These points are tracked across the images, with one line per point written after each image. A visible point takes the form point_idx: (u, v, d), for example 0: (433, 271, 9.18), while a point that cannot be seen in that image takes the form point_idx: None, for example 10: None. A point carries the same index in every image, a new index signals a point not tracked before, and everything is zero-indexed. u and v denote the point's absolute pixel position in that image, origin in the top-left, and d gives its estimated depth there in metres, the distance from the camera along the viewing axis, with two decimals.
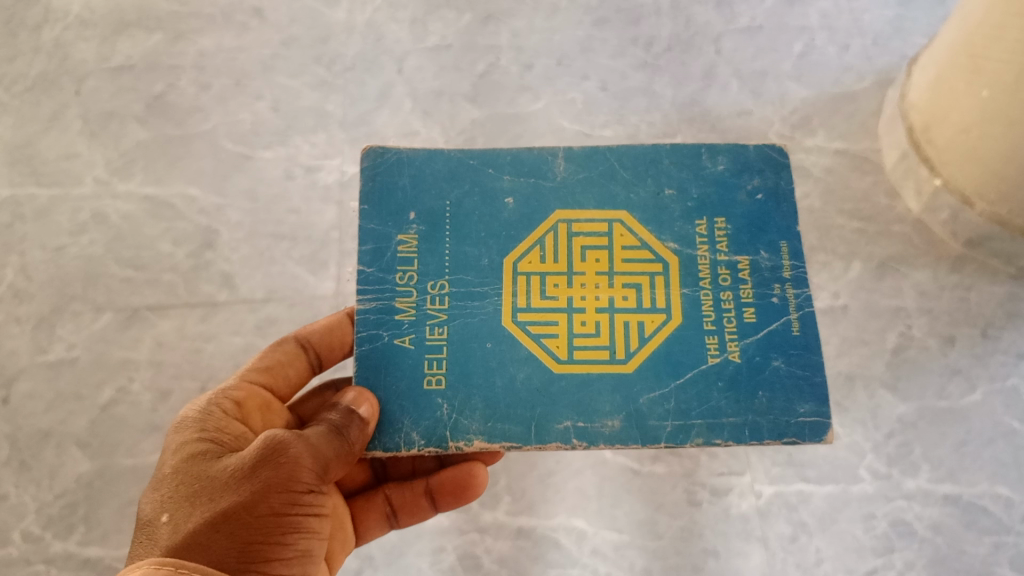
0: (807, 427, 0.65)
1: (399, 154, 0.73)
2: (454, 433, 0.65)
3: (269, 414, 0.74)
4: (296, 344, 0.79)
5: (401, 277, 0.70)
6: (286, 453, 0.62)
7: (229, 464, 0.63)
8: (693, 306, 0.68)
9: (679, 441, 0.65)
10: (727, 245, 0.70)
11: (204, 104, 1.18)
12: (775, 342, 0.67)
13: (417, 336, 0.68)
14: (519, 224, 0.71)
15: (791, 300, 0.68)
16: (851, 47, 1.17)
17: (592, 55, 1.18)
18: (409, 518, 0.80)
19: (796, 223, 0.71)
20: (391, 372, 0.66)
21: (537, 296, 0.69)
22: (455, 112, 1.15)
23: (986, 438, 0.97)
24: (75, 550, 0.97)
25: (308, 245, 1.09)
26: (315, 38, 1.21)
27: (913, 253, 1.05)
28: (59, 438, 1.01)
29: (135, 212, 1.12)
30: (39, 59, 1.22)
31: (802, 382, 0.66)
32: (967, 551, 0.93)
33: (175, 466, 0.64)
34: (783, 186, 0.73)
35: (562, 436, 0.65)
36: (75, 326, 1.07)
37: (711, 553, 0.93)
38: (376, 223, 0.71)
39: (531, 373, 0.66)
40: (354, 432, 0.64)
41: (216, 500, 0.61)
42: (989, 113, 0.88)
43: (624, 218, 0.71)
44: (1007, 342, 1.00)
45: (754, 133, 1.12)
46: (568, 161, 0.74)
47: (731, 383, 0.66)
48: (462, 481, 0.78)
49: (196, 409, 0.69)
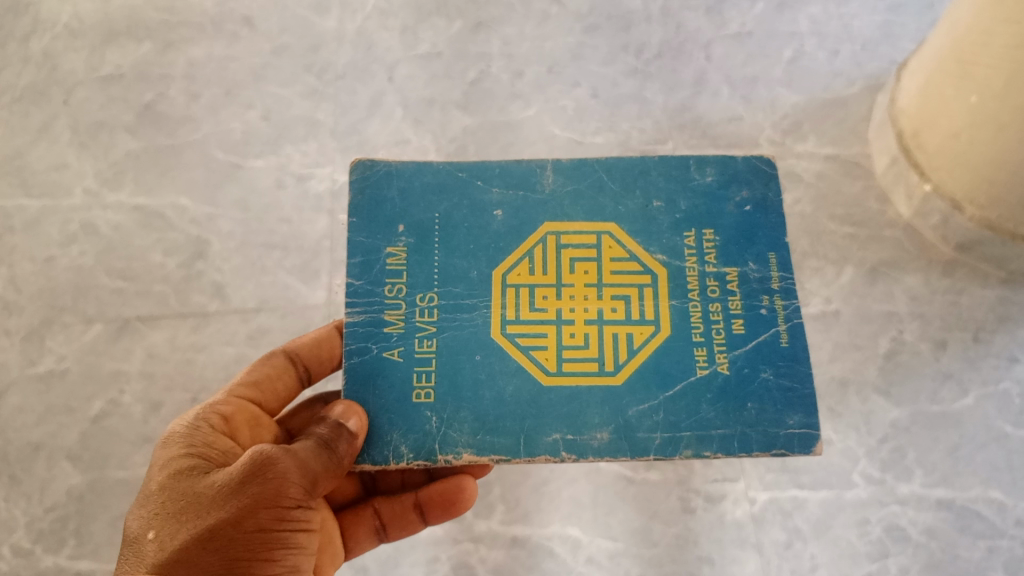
0: (795, 439, 0.65)
1: (388, 167, 0.73)
2: (443, 446, 0.65)
3: (257, 429, 0.73)
4: (285, 358, 0.79)
5: (390, 290, 0.69)
6: (273, 469, 0.61)
7: (217, 480, 0.62)
8: (681, 317, 0.68)
9: (667, 453, 0.64)
10: (715, 256, 0.70)
11: (195, 113, 1.18)
12: (763, 353, 0.67)
13: (405, 349, 0.67)
14: (508, 236, 0.71)
15: (779, 311, 0.68)
16: (841, 53, 1.17)
17: (582, 62, 1.18)
18: (398, 531, 0.80)
19: (784, 233, 0.71)
20: (380, 386, 0.66)
21: (526, 308, 0.69)
22: (446, 120, 1.15)
23: (979, 442, 0.97)
24: (66, 564, 0.96)
25: (300, 254, 1.09)
26: (306, 47, 1.21)
27: (904, 258, 1.05)
28: (49, 451, 1.01)
29: (126, 222, 1.11)
30: (28, 70, 1.22)
31: (791, 394, 0.66)
32: (962, 556, 0.93)
33: (162, 482, 0.64)
34: (771, 197, 0.73)
35: (550, 449, 0.64)
36: (66, 338, 1.06)
37: (706, 561, 0.93)
38: (365, 236, 0.71)
39: (520, 386, 0.66)
40: (343, 446, 0.63)
41: (203, 516, 0.60)
42: (979, 118, 0.88)
43: (613, 230, 0.71)
44: (999, 346, 1.01)
45: (746, 139, 1.13)
46: (556, 173, 0.73)
47: (719, 395, 0.66)
48: (450, 494, 0.78)
49: (184, 424, 0.68)
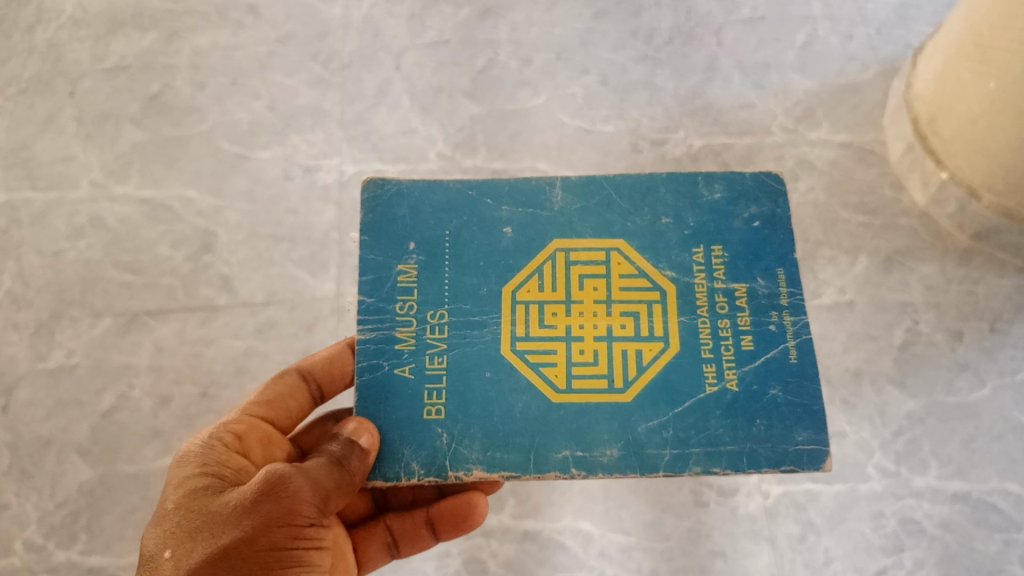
0: (805, 454, 0.64)
1: (398, 185, 0.72)
2: (453, 462, 0.64)
3: (270, 447, 0.72)
4: (297, 376, 0.78)
5: (401, 307, 0.68)
6: (286, 487, 0.61)
7: (231, 499, 0.62)
8: (691, 334, 0.67)
9: (677, 470, 0.63)
10: (724, 272, 0.69)
11: (201, 104, 1.17)
12: (772, 369, 0.66)
13: (416, 365, 0.67)
14: (517, 253, 0.70)
15: (788, 327, 0.67)
16: (856, 36, 1.15)
17: (592, 48, 1.17)
18: (409, 547, 0.79)
19: (793, 249, 0.70)
20: (391, 403, 0.65)
21: (535, 324, 0.68)
22: (454, 109, 1.14)
23: (995, 433, 0.96)
24: (78, 559, 0.96)
25: (308, 246, 1.08)
26: (311, 36, 1.19)
27: (920, 246, 1.04)
28: (60, 446, 1.01)
29: (133, 215, 1.11)
30: (33, 60, 1.21)
31: (800, 410, 0.65)
32: (978, 549, 0.92)
33: (177, 501, 0.64)
34: (780, 214, 0.71)
35: (560, 465, 0.64)
36: (74, 332, 1.05)
37: (719, 554, 0.93)
38: (376, 253, 0.70)
39: (530, 402, 0.65)
40: (355, 463, 0.62)
41: (217, 535, 0.61)
42: (998, 104, 0.86)
43: (621, 246, 0.70)
44: (1015, 336, 0.99)
45: (758, 126, 1.11)
46: (565, 191, 0.72)
47: (728, 411, 0.65)
48: (460, 510, 0.78)
49: (198, 442, 0.68)
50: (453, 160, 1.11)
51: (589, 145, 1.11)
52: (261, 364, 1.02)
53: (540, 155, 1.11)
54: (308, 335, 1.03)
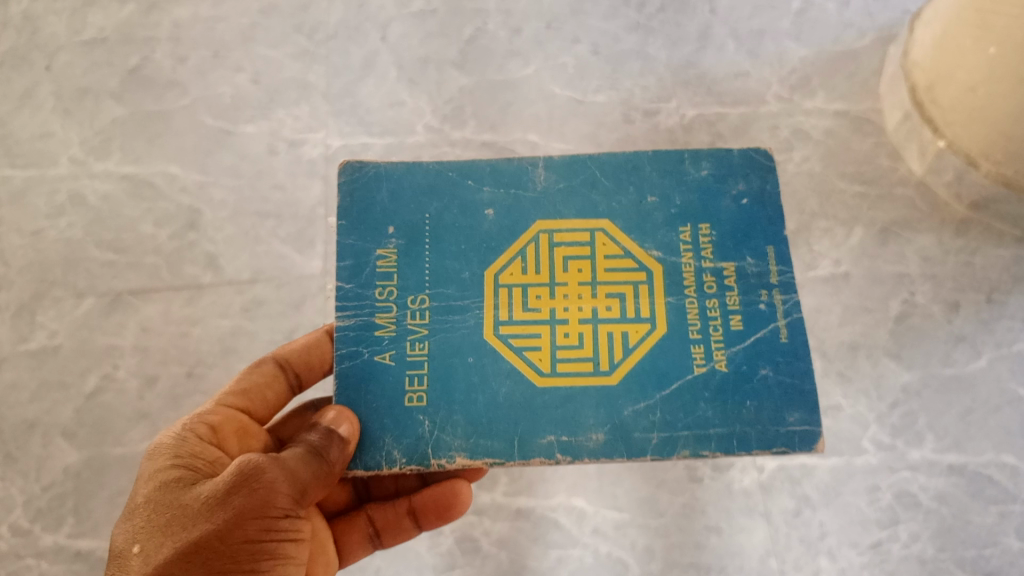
0: (797, 436, 0.63)
1: (378, 168, 0.71)
2: (436, 450, 0.63)
3: (247, 438, 0.71)
4: (274, 365, 0.77)
5: (381, 292, 0.68)
6: (260, 479, 0.60)
7: (202, 491, 0.60)
8: (678, 314, 0.66)
9: (665, 453, 0.62)
10: (712, 251, 0.68)
11: (182, 78, 1.14)
12: (762, 350, 0.64)
13: (397, 352, 0.66)
14: (500, 236, 0.69)
15: (778, 306, 0.66)
16: (852, 3, 1.12)
17: (583, 17, 1.14)
18: (393, 538, 0.78)
19: (783, 227, 0.68)
20: (371, 390, 0.65)
21: (519, 308, 0.67)
22: (442, 80, 1.12)
23: (992, 405, 0.95)
24: (66, 542, 0.94)
25: (294, 222, 1.06)
26: (295, 7, 1.16)
27: (917, 217, 1.02)
28: (45, 428, 0.98)
29: (114, 192, 1.09)
30: (8, 34, 1.18)
31: (791, 390, 0.63)
32: (973, 521, 0.91)
33: (147, 495, 0.62)
34: (769, 191, 0.70)
35: (545, 451, 0.63)
36: (57, 312, 1.03)
37: (714, 530, 0.92)
38: (354, 239, 0.69)
39: (514, 388, 0.64)
40: (335, 453, 0.62)
41: (188, 528, 0.59)
42: (999, 68, 0.84)
43: (606, 227, 0.69)
44: (1013, 308, 0.98)
45: (752, 96, 1.09)
46: (548, 171, 0.71)
47: (717, 393, 0.63)
48: (443, 500, 0.76)
49: (171, 435, 0.67)
50: (441, 132, 1.10)
51: (581, 117, 1.10)
52: (248, 343, 1.01)
53: (530, 127, 1.09)
54: (295, 313, 1.02)
